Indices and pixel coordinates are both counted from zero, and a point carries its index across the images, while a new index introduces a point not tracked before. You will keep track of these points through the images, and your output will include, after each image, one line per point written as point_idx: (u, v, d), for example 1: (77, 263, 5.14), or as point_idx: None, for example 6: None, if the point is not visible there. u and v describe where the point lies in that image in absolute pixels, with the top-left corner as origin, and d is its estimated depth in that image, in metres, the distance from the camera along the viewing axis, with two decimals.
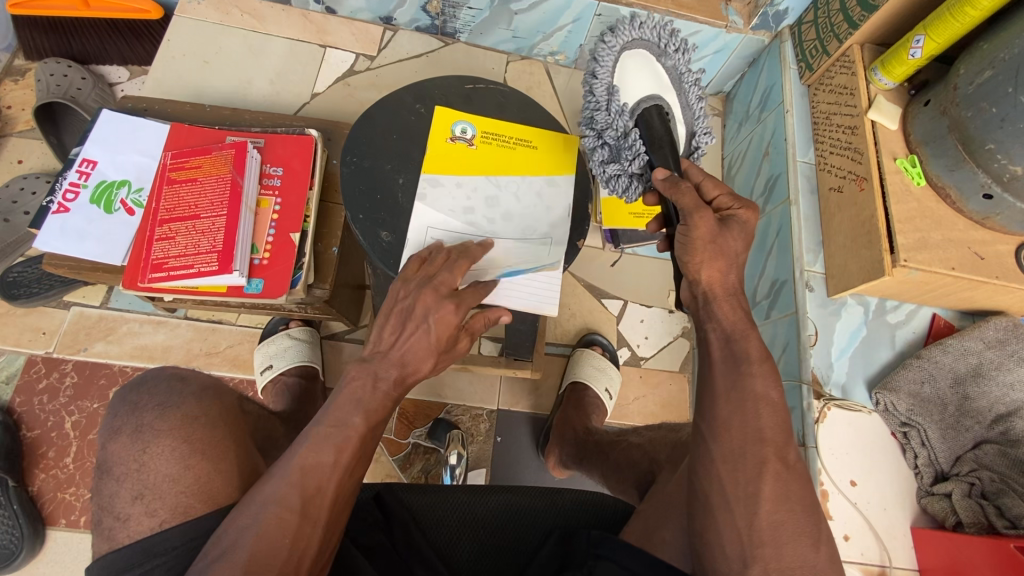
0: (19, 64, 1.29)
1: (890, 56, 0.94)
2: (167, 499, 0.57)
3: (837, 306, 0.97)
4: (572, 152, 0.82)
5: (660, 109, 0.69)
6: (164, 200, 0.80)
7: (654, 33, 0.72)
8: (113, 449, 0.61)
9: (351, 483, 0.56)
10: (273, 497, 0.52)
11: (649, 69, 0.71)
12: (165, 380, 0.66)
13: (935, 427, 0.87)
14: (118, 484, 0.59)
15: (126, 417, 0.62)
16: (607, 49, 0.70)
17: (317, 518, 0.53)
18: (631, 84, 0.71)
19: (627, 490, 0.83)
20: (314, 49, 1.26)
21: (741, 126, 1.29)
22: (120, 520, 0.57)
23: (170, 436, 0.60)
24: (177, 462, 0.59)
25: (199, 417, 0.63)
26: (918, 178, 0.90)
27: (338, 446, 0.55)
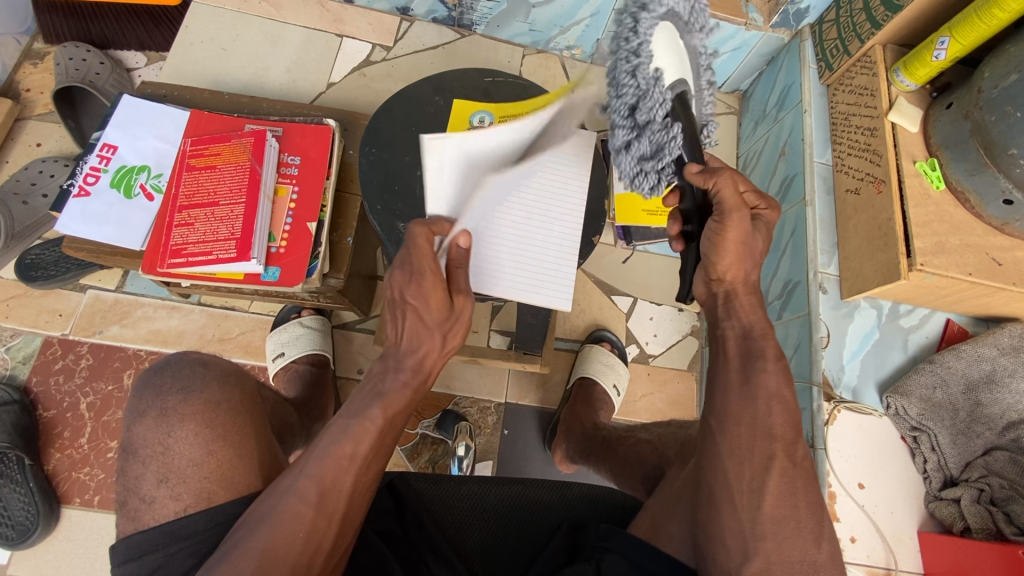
0: (38, 48, 1.29)
1: (913, 58, 0.92)
2: (191, 484, 0.58)
3: (850, 308, 0.96)
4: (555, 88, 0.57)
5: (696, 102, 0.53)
6: (184, 186, 0.80)
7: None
8: (138, 432, 0.62)
9: (368, 479, 0.58)
10: (292, 489, 0.54)
11: (677, 40, 0.51)
12: (188, 364, 0.67)
13: (946, 432, 0.87)
14: (144, 467, 0.60)
15: (151, 401, 0.63)
16: (646, 23, 0.48)
17: (332, 512, 0.54)
18: (665, 62, 0.50)
19: (634, 485, 0.84)
20: (331, 38, 1.26)
21: (757, 125, 1.28)
22: (146, 502, 0.58)
23: (194, 421, 0.61)
24: (200, 447, 0.60)
25: (221, 403, 0.63)
26: (937, 181, 0.90)
27: (355, 439, 0.58)
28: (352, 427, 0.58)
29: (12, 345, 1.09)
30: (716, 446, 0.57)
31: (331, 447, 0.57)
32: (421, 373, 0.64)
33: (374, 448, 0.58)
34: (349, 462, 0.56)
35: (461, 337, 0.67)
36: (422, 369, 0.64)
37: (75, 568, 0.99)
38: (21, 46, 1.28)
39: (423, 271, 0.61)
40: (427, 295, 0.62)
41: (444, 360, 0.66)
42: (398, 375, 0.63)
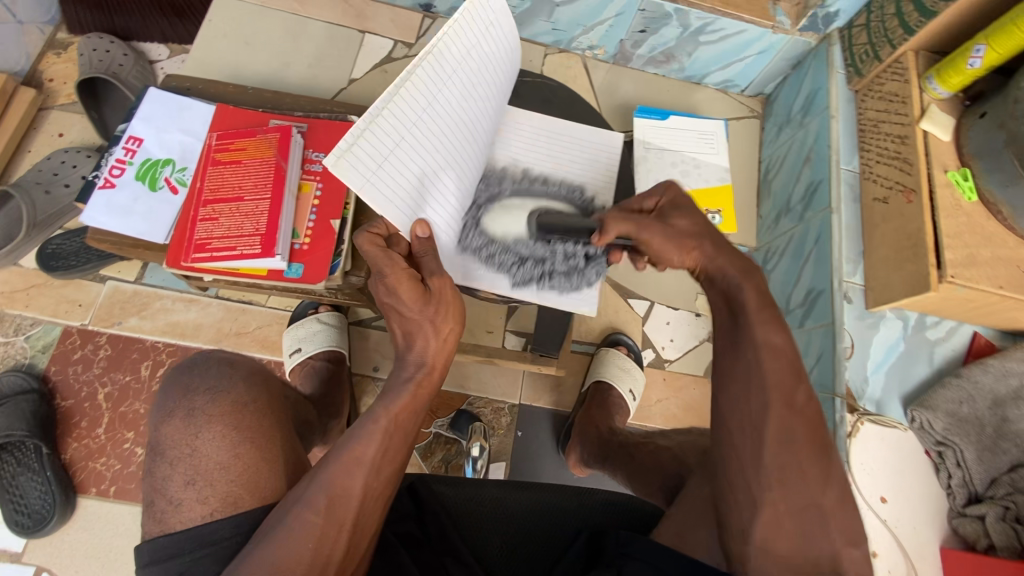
0: (62, 38, 1.29)
1: (947, 66, 0.91)
2: (218, 488, 0.58)
3: (875, 319, 0.95)
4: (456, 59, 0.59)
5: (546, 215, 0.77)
6: (209, 180, 0.80)
7: (491, 183, 0.77)
8: (166, 432, 0.62)
9: (380, 485, 0.58)
10: (303, 499, 0.55)
11: (508, 207, 0.77)
12: (216, 364, 0.66)
13: (971, 448, 0.85)
14: (171, 468, 0.60)
15: (179, 401, 0.63)
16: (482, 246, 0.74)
17: (342, 522, 0.55)
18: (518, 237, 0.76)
19: (652, 492, 0.83)
20: (353, 34, 1.25)
21: (781, 130, 1.26)
22: (172, 505, 0.58)
23: (221, 422, 0.61)
24: (227, 449, 0.60)
25: (247, 405, 0.63)
26: (970, 193, 0.88)
27: (378, 442, 0.59)
28: (365, 431, 0.59)
29: (32, 334, 1.10)
30: (733, 450, 0.54)
31: (339, 454, 0.57)
32: (431, 370, 0.63)
33: (383, 452, 0.59)
34: (358, 466, 0.57)
35: (459, 316, 0.65)
36: (433, 364, 0.63)
37: (91, 558, 1.00)
38: (45, 36, 1.28)
39: (389, 262, 0.61)
40: (399, 285, 0.60)
41: (450, 347, 0.65)
42: (411, 378, 0.62)
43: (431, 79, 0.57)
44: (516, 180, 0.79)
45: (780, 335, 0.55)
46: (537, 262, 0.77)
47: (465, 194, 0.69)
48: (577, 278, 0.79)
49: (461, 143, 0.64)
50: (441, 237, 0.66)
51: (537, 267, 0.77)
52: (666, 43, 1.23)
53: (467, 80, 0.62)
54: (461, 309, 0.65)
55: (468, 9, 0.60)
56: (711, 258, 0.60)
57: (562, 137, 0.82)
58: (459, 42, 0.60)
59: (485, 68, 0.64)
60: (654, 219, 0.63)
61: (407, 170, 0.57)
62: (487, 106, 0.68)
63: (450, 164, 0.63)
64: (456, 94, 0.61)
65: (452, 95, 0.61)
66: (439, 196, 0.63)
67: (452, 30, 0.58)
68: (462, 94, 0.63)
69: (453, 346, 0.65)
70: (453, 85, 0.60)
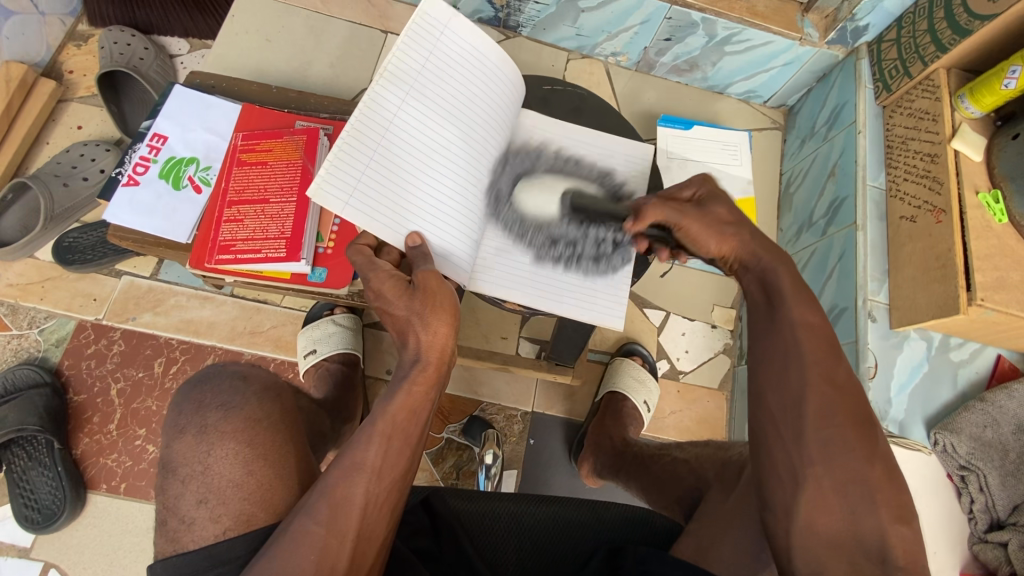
0: (83, 29, 1.28)
1: (980, 85, 0.89)
2: (230, 506, 0.57)
3: (899, 339, 0.94)
4: (413, 75, 0.63)
5: (579, 198, 0.76)
6: (234, 181, 0.79)
7: (525, 158, 0.75)
8: (178, 448, 0.61)
9: (384, 491, 0.57)
10: (306, 508, 0.54)
11: (543, 179, 0.75)
12: (227, 378, 0.66)
13: (995, 473, 0.84)
14: (183, 486, 0.59)
15: (190, 416, 0.62)
16: (507, 212, 0.72)
17: (344, 531, 0.54)
18: (542, 203, 0.74)
19: (669, 505, 0.81)
20: (375, 34, 1.25)
21: (804, 142, 1.25)
22: (185, 523, 0.57)
23: (233, 439, 0.60)
24: (239, 466, 0.59)
25: (260, 421, 0.62)
26: (1000, 215, 0.87)
27: (383, 452, 0.58)
28: (364, 436, 0.58)
29: (46, 327, 1.10)
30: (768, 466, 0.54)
31: (337, 463, 0.57)
32: (427, 366, 0.61)
33: (382, 457, 0.57)
34: (359, 472, 0.56)
35: (451, 307, 0.63)
36: (428, 360, 0.61)
37: (100, 555, 1.00)
38: (66, 27, 1.27)
39: (375, 269, 0.63)
40: (383, 286, 0.63)
41: (446, 340, 0.62)
42: (410, 376, 0.61)
43: (387, 96, 0.61)
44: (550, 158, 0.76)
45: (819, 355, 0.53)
46: (569, 243, 0.74)
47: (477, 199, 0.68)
48: (605, 264, 0.75)
49: (447, 145, 0.65)
50: (451, 246, 0.66)
51: (567, 250, 0.74)
52: (690, 52, 1.22)
53: (437, 86, 0.64)
54: (455, 306, 0.63)
55: (417, 19, 0.63)
56: (747, 243, 0.62)
57: (568, 161, 0.77)
58: (415, 54, 0.63)
59: (456, 75, 0.65)
60: (693, 208, 0.64)
61: (381, 188, 0.61)
62: (479, 101, 0.67)
63: (437, 171, 0.64)
64: (426, 101, 0.63)
65: (420, 104, 0.63)
66: (432, 205, 0.64)
67: (403, 46, 0.62)
68: (437, 102, 0.64)
69: (450, 341, 0.63)
70: (418, 94, 0.63)
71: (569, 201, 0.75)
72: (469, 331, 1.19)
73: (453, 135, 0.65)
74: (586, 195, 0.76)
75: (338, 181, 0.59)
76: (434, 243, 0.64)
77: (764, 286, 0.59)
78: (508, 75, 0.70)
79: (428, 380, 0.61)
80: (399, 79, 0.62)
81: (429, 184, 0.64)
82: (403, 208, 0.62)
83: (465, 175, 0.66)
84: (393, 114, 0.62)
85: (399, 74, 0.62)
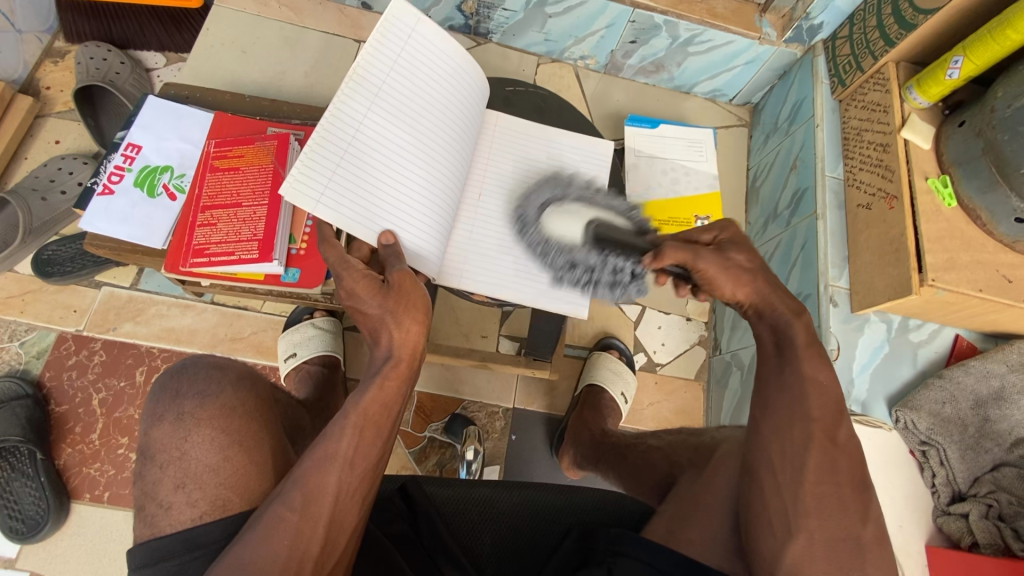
0: (60, 46, 1.31)
1: (927, 76, 0.93)
2: (207, 490, 0.59)
3: (860, 322, 0.97)
4: (378, 78, 0.65)
5: (604, 225, 0.71)
6: (207, 187, 0.82)
7: (557, 188, 0.77)
8: (156, 436, 0.62)
9: (355, 481, 0.58)
10: (280, 496, 0.56)
11: (566, 207, 0.75)
12: (205, 369, 0.66)
13: (955, 447, 0.88)
14: (161, 472, 0.60)
15: (168, 404, 0.64)
16: (531, 237, 0.75)
17: (318, 517, 0.55)
18: (565, 229, 0.73)
19: (643, 491, 0.83)
20: (349, 43, 1.28)
21: (768, 138, 1.29)
22: (163, 508, 0.59)
23: (211, 426, 0.62)
24: (216, 453, 0.61)
25: (237, 408, 0.64)
26: (949, 199, 0.91)
27: (356, 439, 0.59)
28: (337, 427, 0.59)
29: (26, 340, 1.10)
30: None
31: (311, 453, 0.58)
32: (398, 362, 0.63)
33: (354, 448, 0.59)
34: (332, 461, 0.57)
35: (421, 308, 0.65)
36: (399, 356, 0.63)
37: (85, 563, 1.00)
38: (43, 44, 1.29)
39: (344, 268, 0.65)
40: (355, 286, 0.64)
41: (418, 338, 0.64)
42: (379, 370, 0.62)
43: (355, 103, 0.64)
44: (581, 187, 0.77)
45: None
46: (587, 269, 0.71)
47: (445, 198, 0.70)
48: (620, 290, 0.71)
49: (413, 148, 0.67)
50: (421, 244, 0.68)
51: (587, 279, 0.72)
52: (655, 54, 1.26)
53: (402, 87, 0.67)
54: (423, 303, 0.65)
55: (382, 27, 0.66)
56: (764, 294, 0.61)
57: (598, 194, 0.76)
58: (381, 61, 0.65)
59: (420, 77, 0.68)
60: (712, 251, 0.62)
61: (351, 191, 0.63)
62: (443, 106, 0.70)
63: (405, 171, 0.66)
64: (391, 107, 0.66)
65: (386, 110, 0.65)
66: (401, 205, 0.66)
67: (368, 53, 0.65)
68: (403, 105, 0.67)
69: (422, 340, 0.65)
70: (386, 97, 0.65)
71: (594, 229, 0.71)
72: (448, 330, 1.21)
73: (420, 135, 0.68)
74: (614, 222, 0.72)
75: (310, 183, 0.61)
76: (405, 241, 0.66)
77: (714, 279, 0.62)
78: (470, 82, 0.73)
79: (400, 375, 0.62)
80: (365, 82, 0.64)
81: (398, 185, 0.66)
82: (373, 209, 0.64)
83: (434, 173, 0.69)
84: (362, 116, 0.64)
85: (366, 79, 0.64)
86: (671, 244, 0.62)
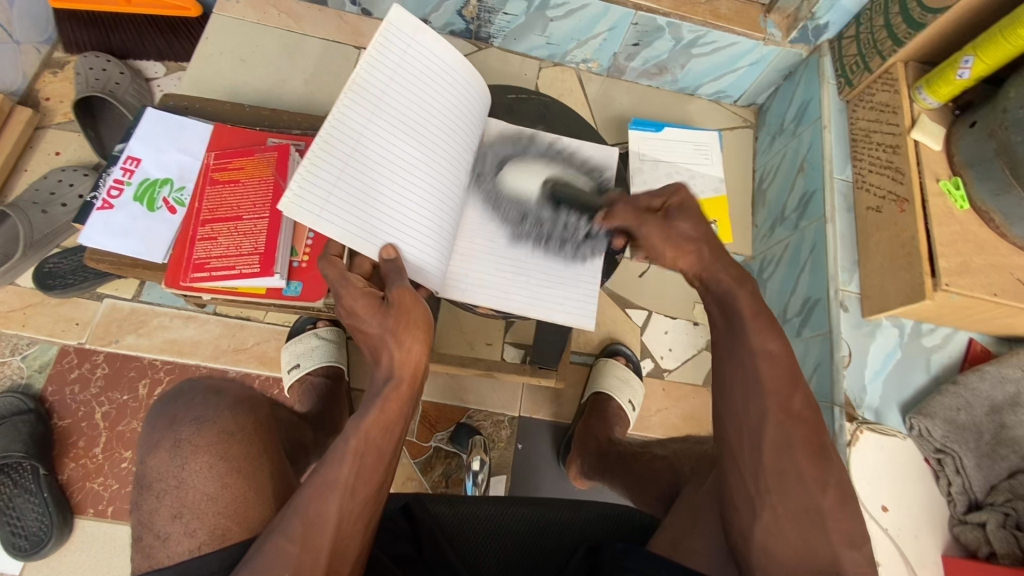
0: (59, 57, 1.30)
1: (936, 76, 0.92)
2: (205, 520, 0.58)
3: (871, 327, 0.96)
4: (378, 89, 0.64)
5: (559, 188, 0.80)
6: (207, 200, 0.81)
7: (517, 146, 0.80)
8: (152, 464, 0.61)
9: (357, 507, 0.57)
10: (279, 527, 0.54)
11: (521, 167, 0.79)
12: (202, 392, 0.67)
13: (971, 455, 0.86)
14: (158, 501, 0.59)
15: (164, 431, 0.63)
16: (484, 182, 0.77)
17: (319, 548, 0.53)
18: (524, 179, 0.79)
19: (649, 502, 0.81)
20: (348, 50, 1.27)
21: (774, 140, 1.28)
22: (160, 539, 0.58)
23: (208, 453, 0.61)
24: (214, 480, 0.60)
25: (235, 433, 0.63)
26: (962, 201, 0.89)
27: (358, 464, 0.58)
28: (338, 453, 0.58)
29: (28, 353, 1.09)
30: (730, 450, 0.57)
31: (312, 479, 0.56)
32: (399, 383, 0.62)
33: (356, 474, 0.57)
34: (332, 488, 0.56)
35: (424, 325, 0.64)
36: (401, 377, 0.62)
37: None
38: (41, 55, 1.28)
39: (348, 283, 0.63)
40: (355, 305, 0.63)
41: (420, 359, 0.63)
42: (381, 392, 0.61)
43: (355, 113, 0.63)
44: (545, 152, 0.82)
45: (774, 365, 0.57)
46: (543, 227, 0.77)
47: (446, 212, 0.69)
48: (578, 253, 0.78)
49: (414, 160, 0.66)
50: (423, 257, 0.67)
51: (546, 237, 0.77)
52: (659, 56, 1.24)
53: (401, 96, 0.65)
54: (425, 321, 0.64)
55: (383, 35, 0.65)
56: (707, 262, 0.63)
57: (558, 154, 0.83)
58: (379, 70, 0.64)
59: (418, 87, 0.67)
60: (657, 219, 0.66)
61: (351, 204, 0.62)
62: (444, 116, 0.69)
63: (408, 182, 0.65)
64: (391, 117, 0.65)
65: (386, 120, 0.64)
66: (403, 218, 0.65)
67: (366, 63, 0.64)
68: (402, 115, 0.65)
69: (423, 361, 0.64)
70: (385, 107, 0.64)
71: (550, 188, 0.80)
72: (453, 338, 1.20)
73: (421, 146, 0.67)
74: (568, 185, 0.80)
75: (310, 196, 0.59)
76: (408, 256, 0.65)
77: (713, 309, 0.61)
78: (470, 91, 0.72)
79: (401, 397, 0.61)
80: (364, 93, 0.63)
81: (398, 197, 0.65)
82: (375, 223, 0.63)
83: (436, 185, 0.68)
84: (362, 125, 0.63)
85: (365, 89, 0.63)
86: (621, 205, 0.70)
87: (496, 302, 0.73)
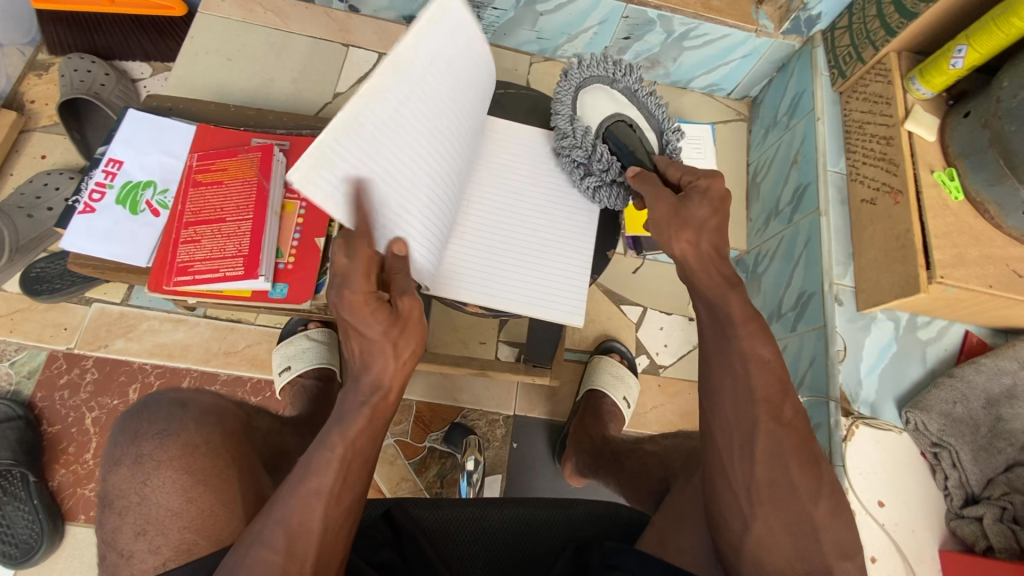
0: (43, 59, 1.28)
1: (930, 66, 0.91)
2: (170, 536, 0.57)
3: (866, 321, 0.95)
4: (417, 67, 0.58)
5: (622, 125, 0.74)
6: (190, 202, 0.79)
7: (617, 68, 0.76)
8: (114, 482, 0.61)
9: (340, 514, 0.56)
10: (260, 538, 0.53)
11: (606, 94, 0.76)
12: (167, 406, 0.65)
13: (967, 449, 0.85)
14: (120, 519, 0.59)
15: (126, 447, 0.63)
16: (567, 84, 0.75)
17: (304, 556, 0.53)
18: (592, 108, 0.75)
19: (641, 498, 0.80)
20: (336, 47, 1.25)
21: (768, 132, 1.26)
22: (124, 557, 0.58)
23: (171, 468, 0.61)
24: (179, 495, 0.59)
25: (200, 446, 0.62)
26: (956, 192, 0.88)
27: (338, 473, 0.56)
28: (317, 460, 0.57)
29: (16, 360, 1.08)
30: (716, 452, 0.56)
31: (293, 487, 0.55)
32: (387, 393, 0.60)
33: (339, 480, 0.56)
34: (316, 496, 0.55)
35: (418, 333, 0.62)
36: (389, 388, 0.60)
37: None
38: (26, 57, 1.27)
39: None
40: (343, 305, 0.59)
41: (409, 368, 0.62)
42: (366, 400, 0.59)
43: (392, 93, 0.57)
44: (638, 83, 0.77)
45: (761, 364, 0.56)
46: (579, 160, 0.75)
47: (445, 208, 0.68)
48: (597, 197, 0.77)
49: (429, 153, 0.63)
50: (422, 255, 0.65)
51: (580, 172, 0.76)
52: (651, 49, 1.23)
53: (431, 82, 0.61)
54: (419, 327, 0.62)
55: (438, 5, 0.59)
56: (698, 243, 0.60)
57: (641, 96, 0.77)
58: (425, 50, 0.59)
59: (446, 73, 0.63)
60: (674, 197, 0.62)
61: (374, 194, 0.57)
62: (455, 105, 0.67)
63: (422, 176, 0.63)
64: (418, 104, 0.60)
65: (416, 106, 0.60)
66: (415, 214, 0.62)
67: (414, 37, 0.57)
68: (426, 103, 0.62)
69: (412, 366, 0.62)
70: (416, 91, 0.60)
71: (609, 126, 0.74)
72: (445, 338, 1.19)
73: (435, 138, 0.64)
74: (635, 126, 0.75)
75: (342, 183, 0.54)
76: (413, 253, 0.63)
77: (701, 307, 0.60)
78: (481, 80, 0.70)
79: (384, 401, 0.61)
80: (408, 70, 0.57)
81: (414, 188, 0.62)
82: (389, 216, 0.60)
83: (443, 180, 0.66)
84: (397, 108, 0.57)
85: (410, 70, 0.58)
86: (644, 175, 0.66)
87: (484, 298, 0.72)
